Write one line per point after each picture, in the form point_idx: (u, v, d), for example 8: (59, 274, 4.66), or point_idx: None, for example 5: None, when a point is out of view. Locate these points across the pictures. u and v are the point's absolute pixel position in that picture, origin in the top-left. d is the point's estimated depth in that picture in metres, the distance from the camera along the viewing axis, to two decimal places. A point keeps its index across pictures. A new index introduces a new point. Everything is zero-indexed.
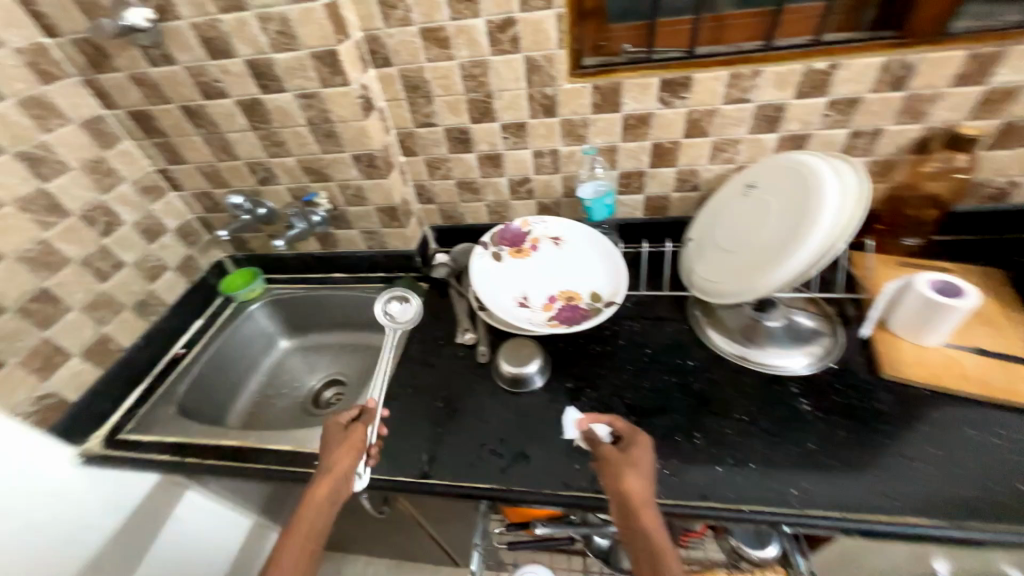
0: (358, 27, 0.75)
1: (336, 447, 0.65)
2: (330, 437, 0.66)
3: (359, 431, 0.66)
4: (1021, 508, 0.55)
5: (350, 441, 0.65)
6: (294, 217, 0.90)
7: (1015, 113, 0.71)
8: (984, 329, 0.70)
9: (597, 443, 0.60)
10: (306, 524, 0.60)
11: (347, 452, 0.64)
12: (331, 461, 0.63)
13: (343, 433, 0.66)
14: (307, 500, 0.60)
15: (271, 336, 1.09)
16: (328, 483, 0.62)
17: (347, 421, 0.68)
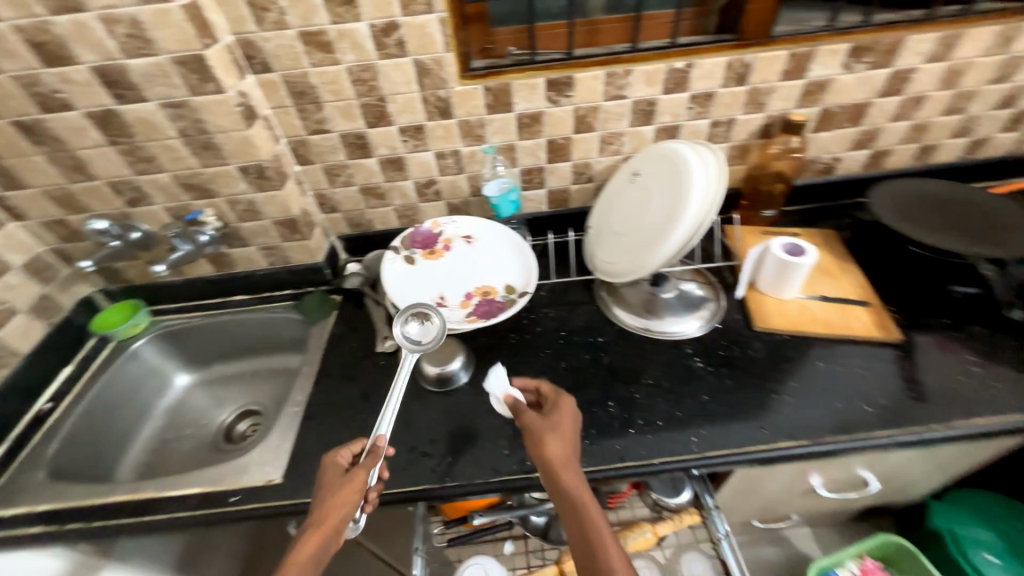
0: (227, 30, 0.70)
1: (332, 492, 0.55)
2: (327, 480, 0.57)
3: (360, 474, 0.57)
4: (859, 420, 0.67)
5: (349, 486, 0.56)
6: (178, 238, 0.82)
7: (828, 101, 0.86)
8: (825, 279, 0.85)
9: (521, 411, 0.62)
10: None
11: (344, 497, 0.55)
12: (324, 507, 0.54)
13: (341, 476, 0.57)
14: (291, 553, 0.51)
15: (165, 374, 0.98)
16: (317, 536, 0.52)
17: (345, 463, 0.59)
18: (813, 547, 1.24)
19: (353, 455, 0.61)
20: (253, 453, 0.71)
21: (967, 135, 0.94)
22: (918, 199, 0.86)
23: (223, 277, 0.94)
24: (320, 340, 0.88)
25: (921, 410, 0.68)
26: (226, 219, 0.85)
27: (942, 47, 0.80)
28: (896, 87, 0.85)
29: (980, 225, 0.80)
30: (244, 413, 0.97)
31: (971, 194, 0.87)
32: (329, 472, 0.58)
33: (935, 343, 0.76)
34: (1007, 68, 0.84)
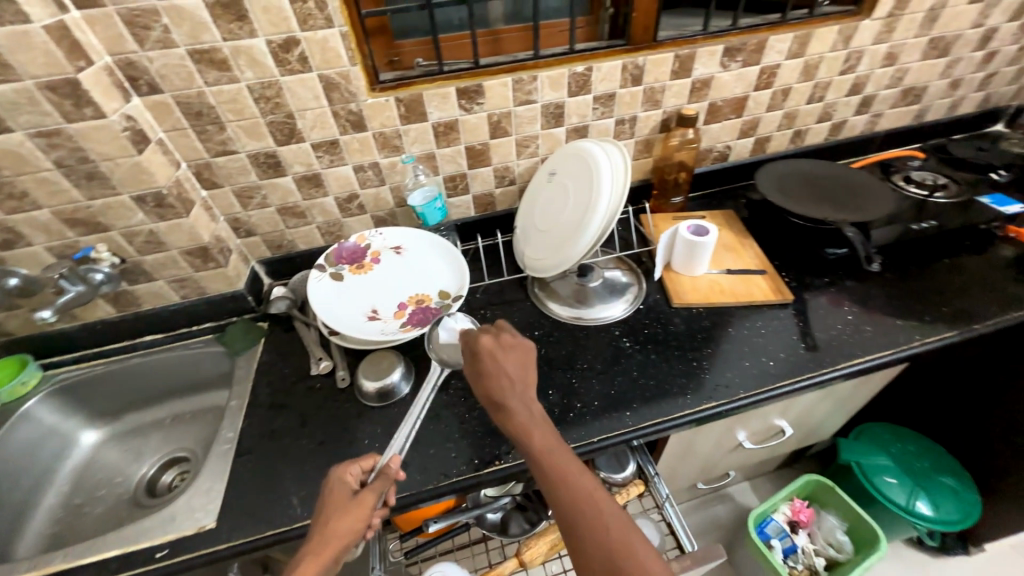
0: (104, 51, 0.65)
1: (338, 512, 0.55)
2: (335, 496, 0.57)
3: (367, 499, 0.56)
4: (765, 373, 0.76)
5: (356, 508, 0.56)
6: (65, 279, 0.74)
7: (713, 96, 0.97)
8: (728, 254, 0.95)
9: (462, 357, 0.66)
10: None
11: (349, 517, 0.55)
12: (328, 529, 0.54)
13: (351, 496, 0.57)
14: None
15: (68, 433, 0.88)
16: (318, 561, 0.52)
17: (355, 483, 0.58)
18: (754, 499, 1.35)
19: (362, 472, 0.60)
20: (179, 501, 0.66)
21: (828, 119, 1.09)
22: (795, 177, 0.99)
23: (127, 317, 0.85)
24: (248, 372, 0.83)
25: (815, 359, 0.78)
26: (125, 254, 0.78)
27: (797, 45, 0.93)
28: (766, 81, 0.97)
29: (844, 194, 0.93)
30: (168, 463, 0.91)
31: (836, 168, 1.01)
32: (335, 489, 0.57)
33: (821, 299, 0.87)
34: (849, 61, 0.99)
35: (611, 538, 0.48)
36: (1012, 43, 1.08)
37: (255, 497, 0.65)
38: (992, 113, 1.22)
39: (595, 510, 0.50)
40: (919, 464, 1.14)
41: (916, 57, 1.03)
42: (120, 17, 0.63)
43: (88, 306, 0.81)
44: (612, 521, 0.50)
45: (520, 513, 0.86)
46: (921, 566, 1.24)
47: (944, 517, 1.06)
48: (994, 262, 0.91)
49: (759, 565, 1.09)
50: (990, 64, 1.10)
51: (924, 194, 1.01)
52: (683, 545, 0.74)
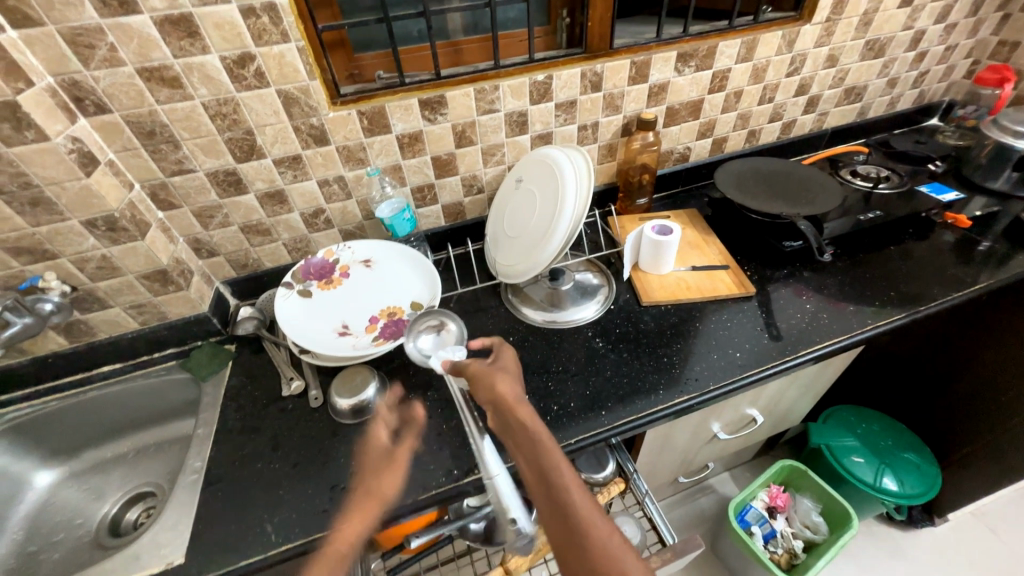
0: (44, 71, 0.62)
1: (374, 480, 0.65)
2: (369, 463, 0.67)
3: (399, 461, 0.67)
4: (733, 364, 0.79)
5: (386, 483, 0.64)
6: (10, 311, 0.67)
7: (670, 100, 1.00)
8: (693, 252, 0.98)
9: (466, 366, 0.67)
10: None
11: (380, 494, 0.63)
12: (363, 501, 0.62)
13: (384, 457, 0.68)
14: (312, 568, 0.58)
15: (20, 476, 0.83)
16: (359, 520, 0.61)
17: None
18: (734, 489, 1.39)
19: None
20: (145, 538, 0.63)
21: (778, 119, 1.15)
22: (751, 175, 1.03)
23: (81, 348, 0.80)
24: (215, 397, 0.80)
25: (779, 348, 0.81)
26: (76, 281, 0.74)
27: (745, 50, 0.98)
28: (719, 85, 1.01)
29: (796, 189, 0.98)
30: (133, 499, 0.86)
31: (788, 165, 1.06)
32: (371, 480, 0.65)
33: (783, 290, 0.91)
34: (795, 64, 1.05)
35: (606, 545, 0.46)
36: (940, 43, 1.16)
37: (226, 526, 0.63)
38: (926, 108, 1.31)
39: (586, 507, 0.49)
40: (884, 443, 1.19)
41: (855, 58, 1.10)
42: (61, 36, 0.61)
43: (37, 338, 0.76)
44: (608, 529, 0.47)
45: (504, 521, 0.86)
46: (894, 540, 1.30)
47: (909, 491, 1.11)
48: (938, 247, 0.98)
49: (741, 553, 1.13)
50: (922, 62, 1.19)
51: (869, 185, 1.05)
52: (664, 537, 0.77)
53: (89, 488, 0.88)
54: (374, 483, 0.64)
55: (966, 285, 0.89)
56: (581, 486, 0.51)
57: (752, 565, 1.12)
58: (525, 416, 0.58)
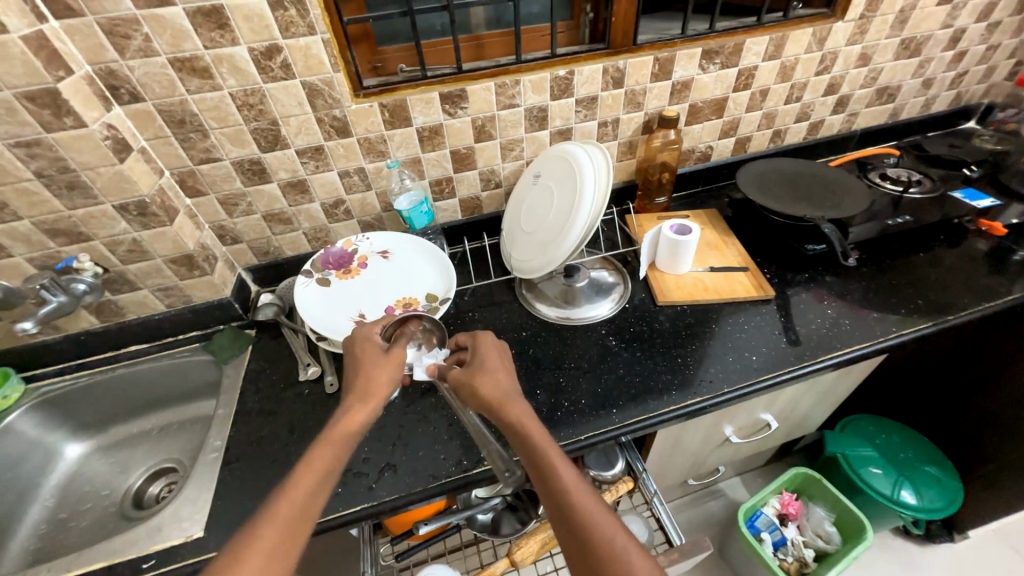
0: (83, 60, 0.65)
1: (374, 374, 0.58)
2: (363, 359, 0.60)
3: (399, 353, 0.61)
4: (748, 368, 0.78)
5: (388, 378, 0.58)
6: (46, 290, 0.72)
7: (694, 98, 0.98)
8: (711, 252, 0.97)
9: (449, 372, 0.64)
10: (302, 502, 0.46)
11: (382, 388, 0.57)
12: (367, 393, 0.56)
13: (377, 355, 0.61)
14: (310, 455, 0.49)
15: (52, 447, 0.87)
16: (361, 412, 0.54)
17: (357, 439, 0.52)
18: (745, 494, 1.37)
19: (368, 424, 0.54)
20: (166, 511, 0.65)
21: (805, 119, 1.12)
22: (774, 175, 1.01)
23: (110, 328, 0.84)
24: (235, 380, 0.83)
25: (797, 353, 0.79)
26: (108, 263, 0.77)
27: (773, 47, 0.95)
28: (745, 83, 0.99)
29: (821, 191, 0.96)
30: (155, 474, 0.90)
31: (814, 166, 1.03)
32: (370, 372, 0.58)
33: (804, 295, 0.89)
34: (825, 62, 1.02)
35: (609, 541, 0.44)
36: (981, 43, 1.11)
37: (243, 504, 0.65)
38: (964, 110, 1.26)
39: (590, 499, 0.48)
40: (904, 455, 1.16)
41: (889, 57, 1.06)
42: (100, 26, 0.63)
43: (71, 317, 0.80)
44: (612, 526, 0.45)
45: (511, 513, 0.88)
46: (910, 555, 1.27)
47: (928, 505, 1.08)
48: (970, 255, 0.94)
49: (750, 559, 1.12)
50: (961, 63, 1.14)
51: (899, 189, 1.02)
52: (673, 539, 0.75)
53: (115, 461, 0.91)
54: (374, 378, 0.57)
55: (998, 295, 0.86)
56: (579, 480, 0.48)
57: (760, 572, 1.11)
58: (516, 413, 0.55)
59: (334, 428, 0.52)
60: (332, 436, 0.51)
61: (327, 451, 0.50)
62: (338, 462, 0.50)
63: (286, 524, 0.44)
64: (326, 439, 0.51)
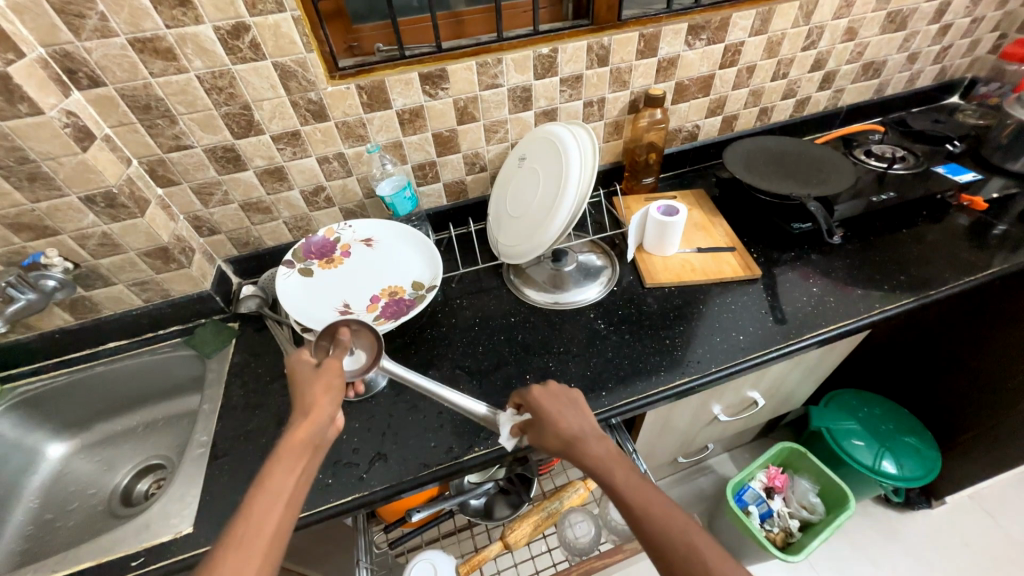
0: (35, 42, 0.61)
1: (309, 388, 0.53)
2: (295, 378, 0.54)
3: (334, 362, 0.55)
4: (737, 347, 0.78)
5: (326, 388, 0.53)
6: (14, 287, 0.68)
7: (680, 76, 0.97)
8: (699, 233, 0.97)
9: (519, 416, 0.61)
10: (269, 521, 0.43)
11: (322, 400, 0.52)
12: (308, 406, 0.51)
13: (309, 369, 0.55)
14: (263, 475, 0.45)
15: (33, 447, 0.85)
16: (307, 424, 0.50)
17: (315, 445, 0.50)
18: (733, 469, 1.41)
19: (324, 433, 0.51)
20: (153, 509, 0.64)
21: (792, 96, 1.11)
22: (760, 154, 1.01)
23: (86, 325, 0.81)
24: (219, 374, 0.81)
25: (784, 331, 0.80)
26: (78, 258, 0.74)
27: (760, 22, 0.93)
28: (731, 59, 0.98)
29: (807, 169, 0.96)
30: (143, 471, 0.89)
31: (801, 144, 1.03)
32: (304, 388, 0.53)
33: (790, 274, 0.90)
34: (811, 37, 1.00)
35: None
36: (965, 16, 1.11)
37: (230, 498, 0.65)
38: (948, 85, 1.26)
39: (698, 541, 0.44)
40: (885, 427, 1.19)
41: (875, 31, 1.05)
42: (50, 4, 0.59)
43: (43, 315, 0.77)
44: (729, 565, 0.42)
45: (504, 497, 0.90)
46: (890, 522, 1.32)
47: (909, 474, 1.11)
48: (951, 230, 0.95)
49: (739, 532, 1.15)
50: (945, 36, 1.13)
51: (884, 165, 1.02)
52: None
53: (100, 460, 0.90)
54: (310, 392, 0.52)
55: (978, 269, 0.87)
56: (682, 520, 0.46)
57: (748, 544, 1.14)
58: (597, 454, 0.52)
59: (281, 444, 0.48)
60: (287, 447, 0.48)
61: (288, 464, 0.47)
62: (301, 470, 0.47)
63: (260, 544, 0.41)
64: (280, 455, 0.47)
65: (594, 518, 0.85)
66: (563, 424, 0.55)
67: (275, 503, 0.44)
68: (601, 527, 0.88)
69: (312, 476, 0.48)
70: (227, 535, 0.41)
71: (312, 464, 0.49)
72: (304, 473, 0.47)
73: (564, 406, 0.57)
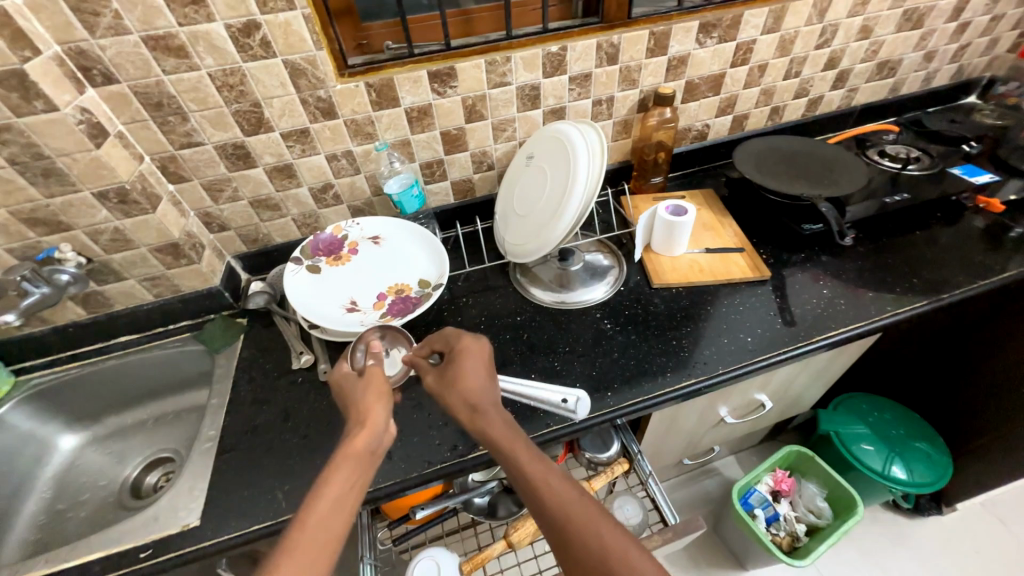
0: (51, 39, 0.62)
1: (361, 396, 0.54)
2: (347, 392, 0.57)
3: (377, 369, 0.58)
4: (746, 350, 0.77)
5: (378, 394, 0.54)
6: (28, 281, 0.70)
7: (690, 74, 0.96)
8: (707, 233, 0.96)
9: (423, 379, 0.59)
10: (325, 528, 0.42)
11: (375, 406, 0.53)
12: (363, 414, 0.52)
13: (356, 380, 0.57)
14: (321, 480, 0.45)
15: (46, 438, 0.87)
16: (366, 432, 0.50)
17: (371, 452, 0.49)
18: (739, 472, 1.39)
19: (374, 439, 0.50)
20: (163, 502, 0.65)
21: (805, 95, 1.09)
22: (771, 154, 0.99)
23: (98, 319, 0.82)
24: (228, 369, 0.82)
25: (793, 333, 0.79)
26: (91, 253, 0.75)
27: (772, 20, 0.92)
28: (743, 57, 0.96)
29: (819, 169, 0.94)
30: (152, 464, 0.90)
31: (813, 144, 1.01)
32: (357, 398, 0.55)
33: (800, 275, 0.88)
34: (825, 35, 0.99)
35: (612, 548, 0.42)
36: (984, 14, 1.08)
37: (237, 491, 0.65)
38: (965, 84, 1.23)
39: (582, 511, 0.45)
40: (895, 432, 1.18)
41: (891, 30, 1.03)
42: (66, 2, 0.60)
43: (57, 308, 0.78)
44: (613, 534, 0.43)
45: (508, 496, 0.90)
46: (899, 528, 1.30)
47: (919, 480, 1.10)
48: (966, 232, 0.93)
49: (744, 535, 1.14)
50: (963, 35, 1.11)
51: (898, 166, 1.01)
52: (667, 518, 0.78)
53: (110, 452, 0.91)
54: (364, 400, 0.54)
55: (993, 273, 0.85)
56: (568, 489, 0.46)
57: (753, 548, 1.13)
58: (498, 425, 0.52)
59: (342, 450, 0.48)
60: (345, 454, 0.48)
61: (344, 472, 0.46)
62: (357, 477, 0.46)
63: (312, 549, 0.40)
64: (337, 462, 0.47)
65: None
66: (469, 394, 0.55)
67: (329, 508, 0.43)
68: None
69: (367, 486, 0.47)
70: (287, 534, 0.40)
71: (370, 474, 0.48)
72: (362, 482, 0.46)
73: (476, 373, 0.57)
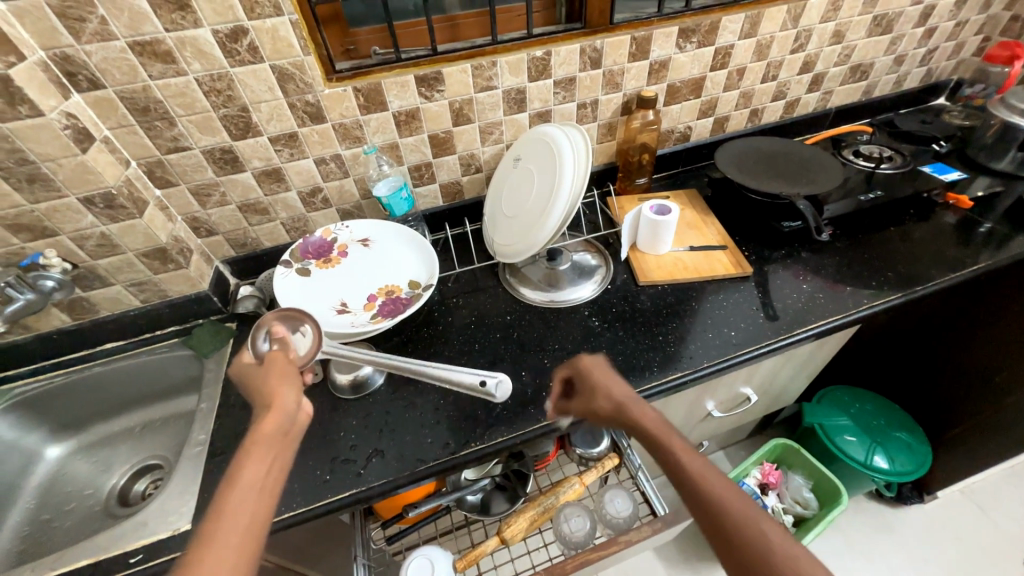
0: (36, 45, 0.62)
1: (265, 381, 0.52)
2: (248, 379, 0.54)
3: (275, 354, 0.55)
4: (730, 343, 0.80)
5: (280, 375, 0.52)
6: (12, 288, 0.69)
7: (671, 78, 0.98)
8: (691, 231, 0.98)
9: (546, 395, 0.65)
10: (245, 512, 0.41)
11: (281, 388, 0.51)
12: (269, 398, 0.50)
13: (258, 368, 0.55)
14: (235, 469, 0.43)
15: (29, 448, 0.85)
16: (274, 415, 0.48)
17: (286, 431, 0.49)
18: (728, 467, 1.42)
19: (291, 417, 0.49)
20: (152, 506, 0.64)
21: (782, 97, 1.13)
22: (750, 154, 1.03)
23: (84, 325, 0.81)
24: (217, 374, 0.81)
25: (775, 327, 0.81)
26: (76, 259, 0.75)
27: (748, 25, 0.96)
28: (721, 62, 0.99)
29: (795, 168, 0.98)
30: (140, 471, 0.89)
31: (790, 144, 1.05)
32: (261, 384, 0.52)
33: (781, 272, 0.91)
34: (799, 40, 1.02)
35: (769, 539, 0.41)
36: (950, 19, 1.13)
37: None
38: (934, 86, 1.28)
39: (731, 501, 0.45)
40: (877, 422, 1.21)
41: (862, 34, 1.07)
42: (51, 8, 0.60)
43: (41, 315, 0.77)
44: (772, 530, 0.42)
45: (501, 493, 0.91)
46: (884, 518, 1.33)
47: (900, 469, 1.13)
48: (937, 228, 0.97)
49: None
50: (931, 39, 1.16)
51: (872, 165, 1.04)
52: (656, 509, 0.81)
53: (97, 461, 0.90)
54: (266, 385, 0.51)
55: (963, 266, 0.89)
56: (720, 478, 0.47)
57: None
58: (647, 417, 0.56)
59: (251, 436, 0.46)
60: (257, 439, 0.46)
61: (257, 456, 0.45)
62: (275, 458, 0.46)
63: (235, 539, 0.39)
64: (249, 447, 0.45)
65: (589, 513, 0.87)
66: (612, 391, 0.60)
67: (249, 494, 0.42)
68: (596, 522, 0.89)
69: (288, 466, 0.47)
70: (205, 527, 0.39)
71: (289, 454, 0.48)
72: (279, 463, 0.46)
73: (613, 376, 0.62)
